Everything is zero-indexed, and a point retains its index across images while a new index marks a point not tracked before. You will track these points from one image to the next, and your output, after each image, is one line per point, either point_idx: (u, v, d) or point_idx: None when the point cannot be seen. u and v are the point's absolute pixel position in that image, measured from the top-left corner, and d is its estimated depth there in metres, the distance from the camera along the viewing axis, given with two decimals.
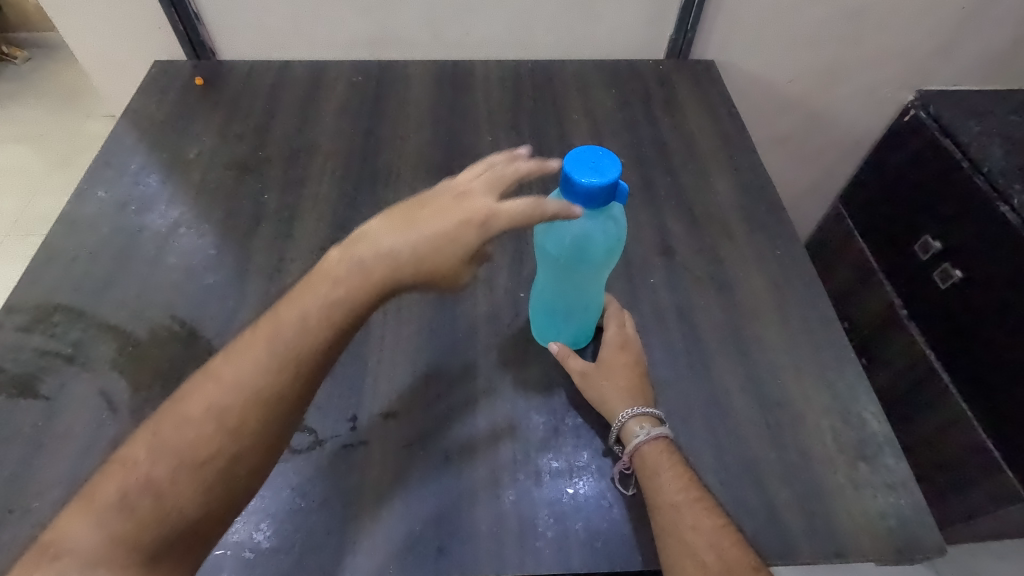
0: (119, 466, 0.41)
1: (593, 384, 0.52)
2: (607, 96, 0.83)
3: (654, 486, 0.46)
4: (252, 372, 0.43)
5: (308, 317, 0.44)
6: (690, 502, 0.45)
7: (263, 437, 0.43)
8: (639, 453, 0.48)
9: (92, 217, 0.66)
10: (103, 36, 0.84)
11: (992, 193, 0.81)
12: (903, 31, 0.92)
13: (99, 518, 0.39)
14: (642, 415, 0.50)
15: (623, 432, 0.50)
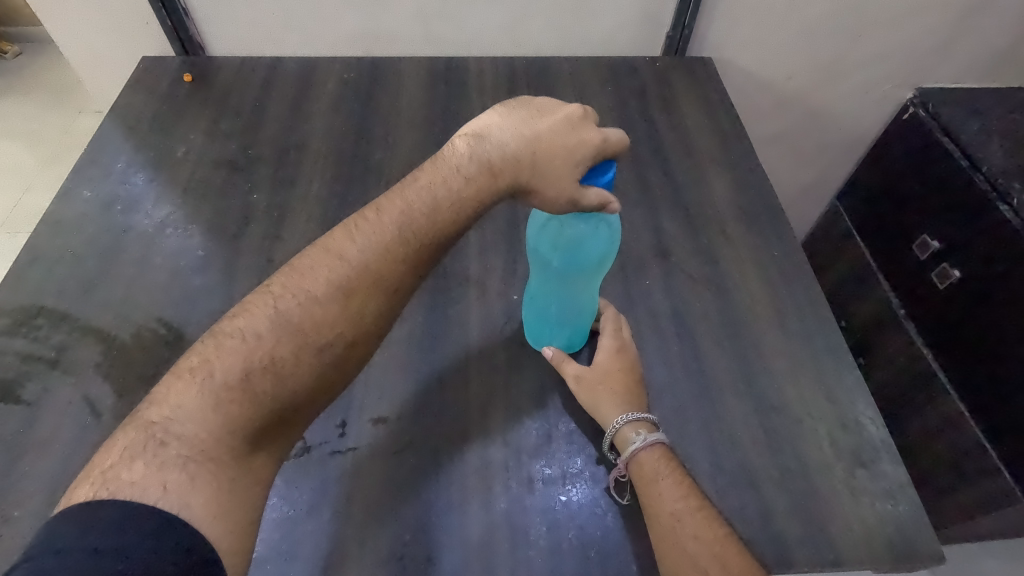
0: (233, 340, 0.40)
1: (587, 389, 0.51)
2: (603, 94, 0.82)
3: (652, 495, 0.45)
4: (375, 263, 0.43)
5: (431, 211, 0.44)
6: (690, 511, 0.44)
7: (375, 328, 0.44)
8: (635, 461, 0.47)
9: (77, 217, 0.65)
10: (90, 32, 0.83)
11: (991, 193, 0.80)
12: (902, 27, 0.90)
13: (216, 398, 0.38)
14: (637, 421, 0.49)
15: (619, 439, 0.49)
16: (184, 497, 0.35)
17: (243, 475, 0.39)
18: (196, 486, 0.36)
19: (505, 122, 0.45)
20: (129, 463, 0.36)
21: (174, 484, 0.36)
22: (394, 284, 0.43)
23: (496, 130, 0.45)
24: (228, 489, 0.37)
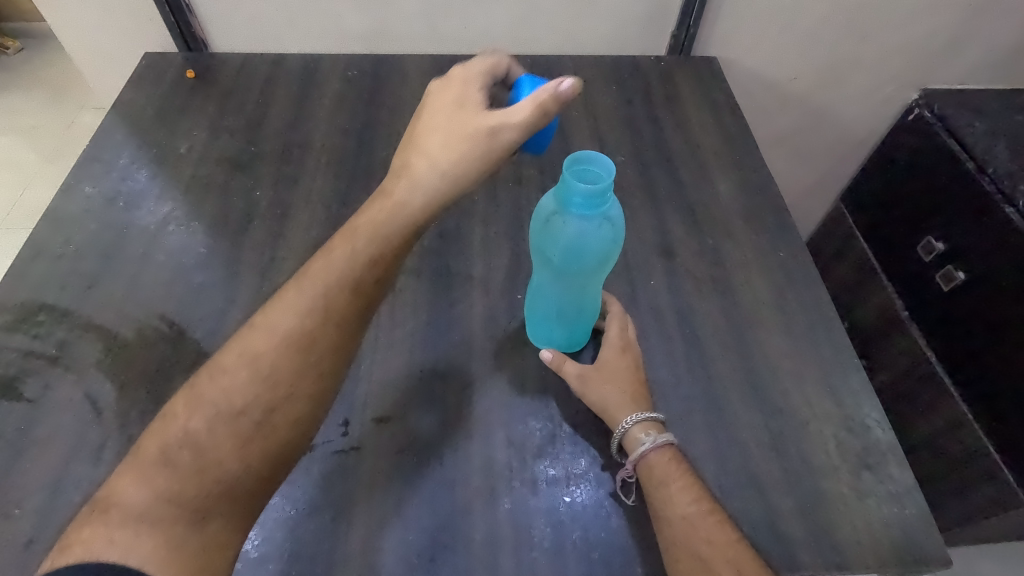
0: (158, 423, 0.44)
1: (594, 387, 0.51)
2: (608, 93, 0.81)
3: (664, 498, 0.45)
4: (281, 325, 0.46)
5: (348, 268, 0.46)
6: (702, 515, 0.44)
7: (295, 389, 0.45)
8: (645, 463, 0.47)
9: (78, 214, 0.65)
10: (93, 27, 0.82)
11: (996, 195, 0.80)
12: (908, 28, 0.90)
13: (145, 472, 0.42)
14: (647, 422, 0.48)
15: (628, 439, 0.48)
16: (125, 552, 0.39)
17: (189, 536, 0.41)
18: (138, 542, 0.40)
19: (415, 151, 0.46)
20: (81, 532, 0.40)
21: (119, 540, 0.40)
22: (315, 340, 0.46)
23: (408, 183, 0.46)
24: (171, 547, 0.40)
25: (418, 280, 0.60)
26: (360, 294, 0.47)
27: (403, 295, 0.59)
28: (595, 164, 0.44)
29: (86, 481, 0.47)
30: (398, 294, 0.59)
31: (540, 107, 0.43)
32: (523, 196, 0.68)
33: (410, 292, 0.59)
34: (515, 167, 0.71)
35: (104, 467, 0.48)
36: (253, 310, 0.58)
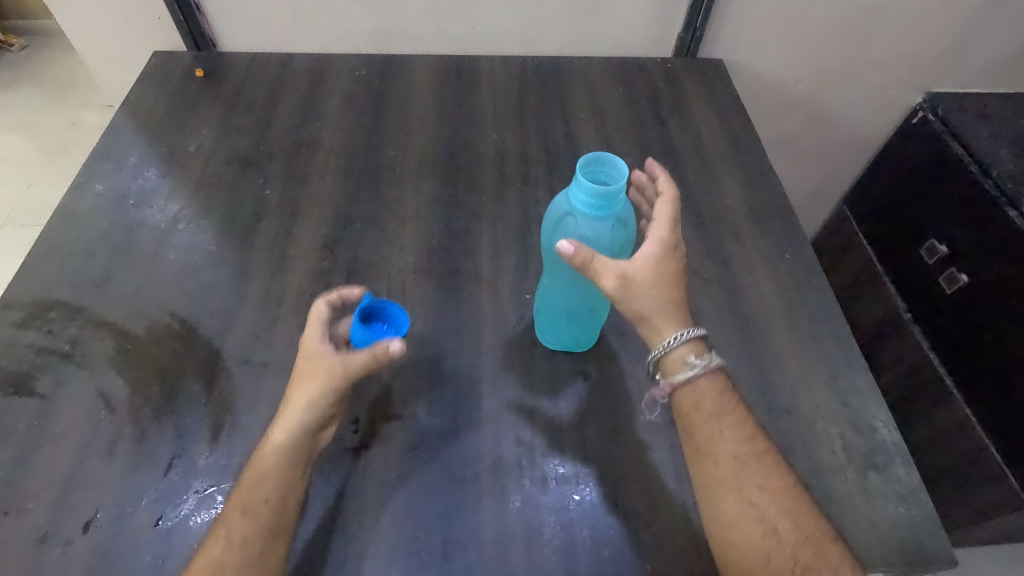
0: None
1: (638, 293, 0.45)
2: (615, 94, 0.82)
3: (717, 436, 0.45)
4: (235, 506, 0.43)
5: (267, 490, 0.43)
6: (754, 457, 0.45)
7: (256, 535, 0.42)
8: (692, 388, 0.46)
9: (89, 211, 0.65)
10: (102, 26, 0.83)
11: (999, 198, 0.81)
12: (913, 31, 0.90)
13: None
14: (695, 341, 0.46)
15: (671, 358, 0.46)
16: None
17: None
18: None
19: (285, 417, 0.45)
20: None
21: None
22: (247, 513, 0.42)
23: (287, 415, 0.45)
24: None
25: (427, 280, 0.61)
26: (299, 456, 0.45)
27: (412, 294, 0.59)
28: (606, 168, 0.45)
29: (99, 476, 0.47)
30: (407, 293, 0.60)
31: (378, 359, 0.45)
32: (531, 197, 0.69)
33: (419, 291, 0.60)
34: (523, 168, 0.72)
35: (117, 463, 0.48)
36: (263, 309, 0.58)
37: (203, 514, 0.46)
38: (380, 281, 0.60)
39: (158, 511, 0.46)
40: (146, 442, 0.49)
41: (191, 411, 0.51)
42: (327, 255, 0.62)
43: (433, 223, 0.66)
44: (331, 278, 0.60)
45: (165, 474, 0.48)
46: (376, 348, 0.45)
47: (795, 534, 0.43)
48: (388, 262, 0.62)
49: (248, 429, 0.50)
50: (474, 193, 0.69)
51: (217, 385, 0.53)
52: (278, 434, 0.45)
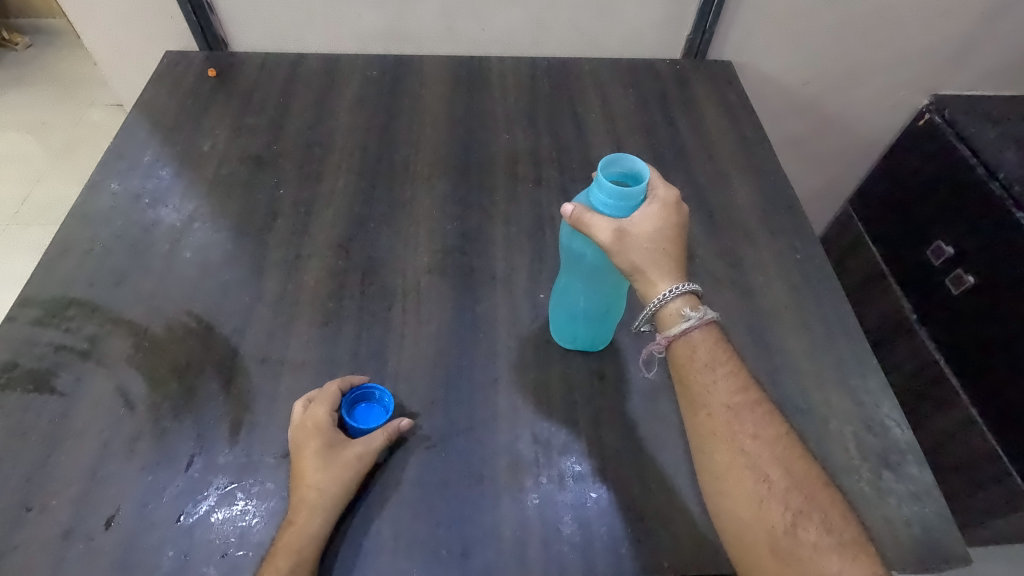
0: None
1: (633, 244, 0.44)
2: (625, 96, 0.82)
3: (710, 385, 0.45)
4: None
5: (307, 543, 0.43)
6: (747, 408, 0.45)
7: None
8: (686, 340, 0.46)
9: (104, 210, 0.65)
10: (115, 26, 0.83)
11: (1006, 200, 0.81)
12: (920, 34, 0.91)
13: None
14: (689, 295, 0.45)
15: (667, 312, 0.45)
16: None
17: None
18: None
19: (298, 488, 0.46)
20: None
21: None
22: None
23: (313, 481, 0.46)
24: None
25: (442, 279, 0.61)
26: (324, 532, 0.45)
27: (427, 294, 0.60)
28: (626, 170, 0.46)
29: (120, 473, 0.48)
30: (422, 292, 0.60)
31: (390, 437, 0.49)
32: (544, 198, 0.69)
33: (433, 290, 0.60)
34: (535, 168, 0.72)
35: (138, 460, 0.48)
36: (280, 307, 0.58)
37: (224, 510, 0.47)
38: (396, 280, 0.61)
39: (179, 507, 0.46)
40: (166, 438, 0.50)
41: (210, 408, 0.51)
42: (342, 254, 0.63)
43: (447, 223, 0.66)
44: (346, 277, 0.61)
45: (185, 471, 0.48)
46: (390, 427, 0.49)
47: (786, 481, 0.43)
48: (402, 262, 0.62)
49: (267, 427, 0.51)
50: (487, 194, 0.69)
51: (235, 383, 0.53)
52: (310, 489, 0.45)
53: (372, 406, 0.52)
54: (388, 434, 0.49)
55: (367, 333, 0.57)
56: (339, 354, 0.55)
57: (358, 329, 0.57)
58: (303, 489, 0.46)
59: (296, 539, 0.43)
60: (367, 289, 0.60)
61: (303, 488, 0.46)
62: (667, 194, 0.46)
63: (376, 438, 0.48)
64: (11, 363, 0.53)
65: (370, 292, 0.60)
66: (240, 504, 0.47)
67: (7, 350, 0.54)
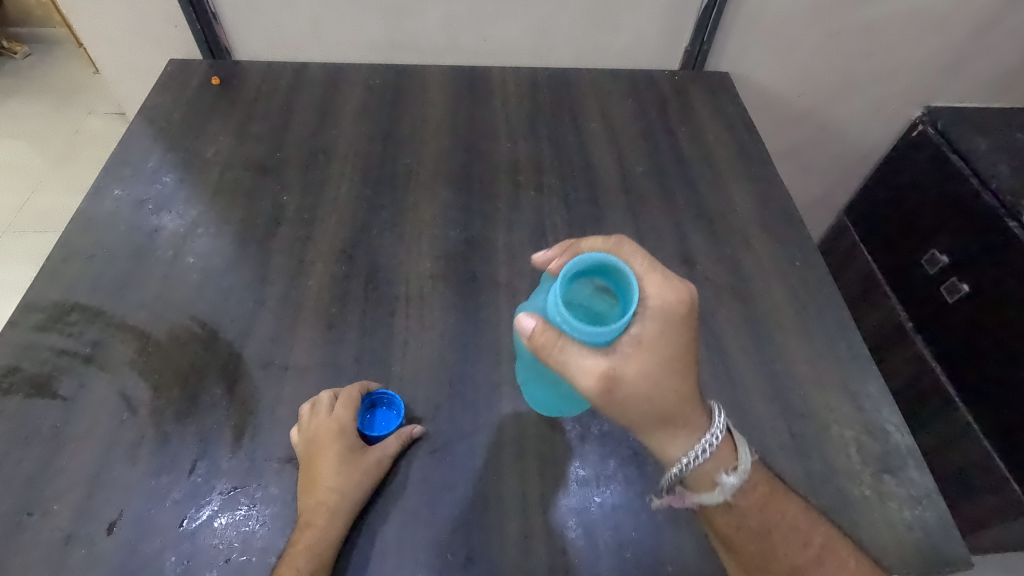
0: None
1: (628, 391, 0.39)
2: (624, 105, 0.83)
3: (767, 549, 0.42)
4: None
5: (324, 546, 0.44)
6: (817, 562, 0.42)
7: None
8: (731, 507, 0.43)
9: (108, 216, 0.65)
10: (119, 34, 0.84)
11: (999, 209, 0.82)
12: (913, 47, 0.93)
13: None
14: (717, 457, 0.43)
15: (698, 480, 0.43)
16: None
17: None
18: None
19: (311, 487, 0.46)
20: None
21: None
22: None
23: (329, 482, 0.46)
24: None
25: (445, 285, 0.61)
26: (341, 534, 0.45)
27: (431, 300, 0.60)
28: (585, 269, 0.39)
29: (123, 478, 0.47)
30: (425, 298, 0.60)
31: (404, 442, 0.50)
32: (545, 205, 0.70)
33: (436, 296, 0.60)
34: (536, 177, 0.73)
35: (140, 465, 0.48)
36: (283, 313, 0.58)
37: (226, 515, 0.46)
38: (399, 285, 0.61)
39: (181, 513, 0.46)
40: (169, 444, 0.49)
41: (213, 413, 0.51)
42: (345, 260, 0.63)
43: (449, 230, 0.66)
44: (349, 283, 0.61)
45: (188, 476, 0.48)
46: (403, 431, 0.50)
47: None
48: (406, 268, 0.63)
49: (270, 432, 0.51)
50: (489, 201, 0.70)
51: (239, 388, 0.53)
52: (327, 493, 0.46)
53: (385, 413, 0.52)
54: (402, 438, 0.50)
55: (370, 338, 0.57)
56: (343, 359, 0.55)
57: (362, 334, 0.57)
58: (317, 492, 0.46)
59: (315, 540, 0.44)
60: (371, 294, 0.60)
61: (320, 490, 0.46)
62: (668, 305, 0.39)
63: (390, 442, 0.49)
64: (13, 368, 0.53)
65: (373, 298, 0.60)
66: (243, 510, 0.47)
67: (9, 355, 0.54)
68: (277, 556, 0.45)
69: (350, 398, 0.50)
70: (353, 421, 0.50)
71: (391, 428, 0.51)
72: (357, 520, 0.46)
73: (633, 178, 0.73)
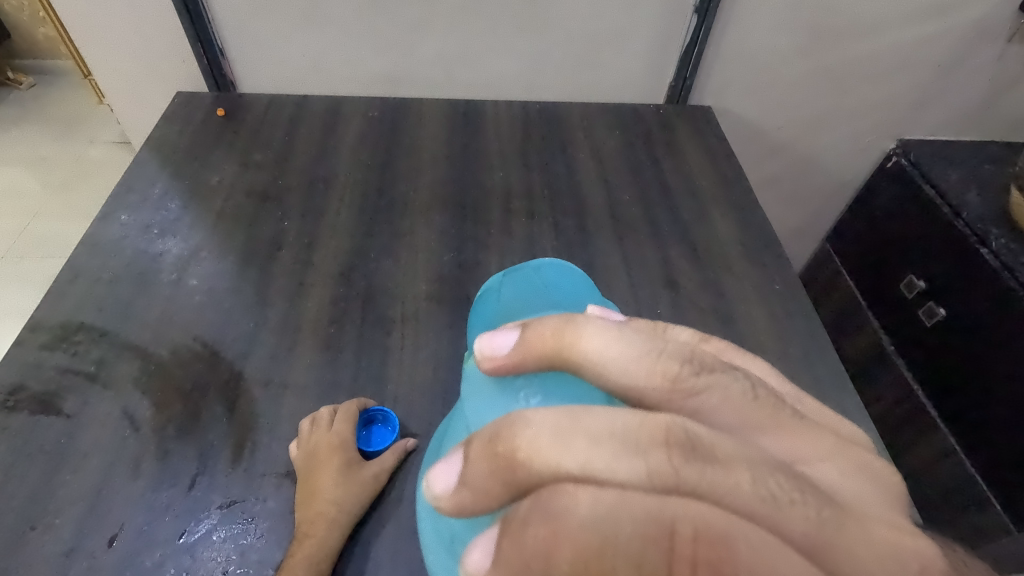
0: None
1: None
2: (612, 137, 0.87)
3: None
4: None
5: (321, 556, 0.45)
6: None
7: None
8: None
9: (114, 240, 0.68)
10: (129, 67, 0.88)
11: (970, 236, 0.86)
12: (884, 83, 0.98)
13: None
14: None
15: None
16: None
17: None
18: None
19: (310, 499, 0.48)
20: None
21: None
22: None
23: (327, 494, 0.48)
24: None
25: (439, 306, 0.64)
26: (339, 545, 0.46)
27: (426, 320, 0.62)
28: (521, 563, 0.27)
29: (125, 492, 0.49)
30: (420, 319, 0.63)
31: (399, 457, 0.52)
32: (535, 231, 0.73)
33: (431, 317, 0.63)
34: (527, 204, 0.76)
35: (141, 479, 0.49)
36: (283, 333, 0.60)
37: (224, 529, 0.47)
38: (395, 307, 0.63)
39: (181, 526, 0.47)
40: (170, 460, 0.51)
41: (214, 430, 0.53)
42: (343, 283, 0.65)
43: (444, 254, 0.69)
44: (348, 304, 0.63)
45: (188, 491, 0.49)
46: (398, 445, 0.52)
47: None
48: (402, 291, 0.65)
49: (269, 448, 0.52)
50: (482, 227, 0.73)
51: (240, 406, 0.55)
52: (326, 504, 0.47)
53: (380, 429, 0.55)
54: (398, 453, 0.52)
55: (367, 357, 0.59)
56: (340, 378, 0.57)
57: (359, 354, 0.59)
58: (316, 503, 0.48)
59: (314, 550, 0.45)
60: (368, 315, 0.63)
61: (319, 502, 0.48)
62: None
63: (387, 457, 0.51)
64: (19, 387, 0.54)
65: (370, 319, 0.62)
66: (241, 524, 0.48)
67: (15, 374, 0.55)
68: (274, 568, 0.46)
69: (349, 413, 0.53)
70: (352, 436, 0.52)
71: (385, 443, 0.53)
72: (354, 535, 0.48)
73: (620, 205, 0.77)
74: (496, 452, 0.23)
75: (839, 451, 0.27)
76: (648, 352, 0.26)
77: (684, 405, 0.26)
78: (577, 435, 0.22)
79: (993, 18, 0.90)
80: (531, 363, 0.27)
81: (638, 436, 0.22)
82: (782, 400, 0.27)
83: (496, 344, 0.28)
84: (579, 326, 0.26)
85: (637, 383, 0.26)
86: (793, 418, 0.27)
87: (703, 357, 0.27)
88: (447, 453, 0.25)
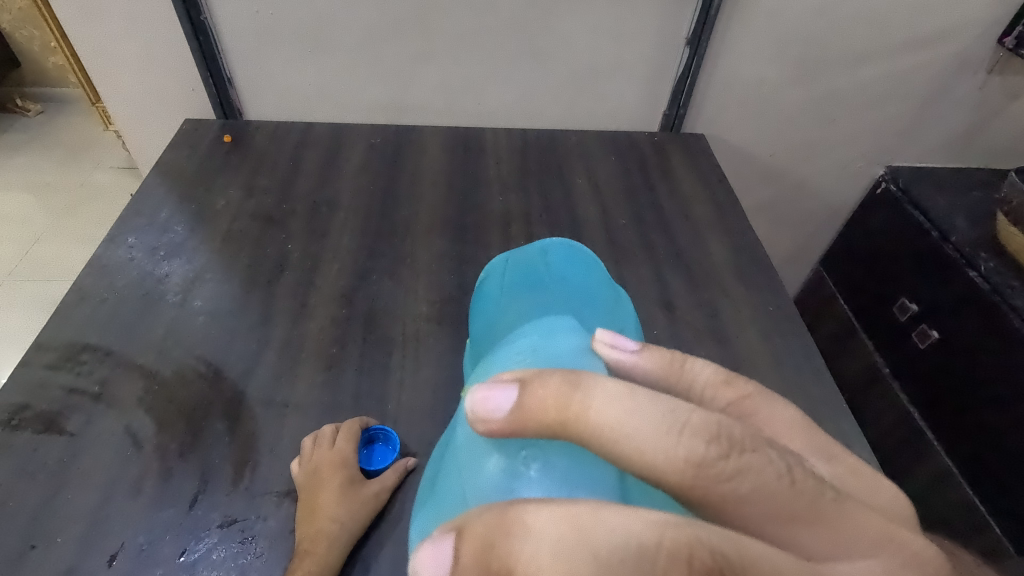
0: None
1: None
2: (609, 163, 0.90)
3: None
4: None
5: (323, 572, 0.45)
6: None
7: None
8: None
9: (120, 262, 0.69)
10: (138, 95, 0.90)
11: (960, 260, 0.88)
12: (871, 113, 1.01)
13: None
14: None
15: None
16: None
17: None
18: None
19: (310, 520, 0.48)
20: None
21: None
22: None
23: (328, 514, 0.48)
24: None
25: (440, 327, 0.65)
26: (339, 563, 0.47)
27: (426, 341, 0.64)
28: None
29: (126, 511, 0.49)
30: (421, 340, 0.64)
31: (399, 475, 0.53)
32: None
33: (432, 338, 0.64)
34: (526, 227, 0.78)
35: (143, 498, 0.50)
36: (285, 354, 0.61)
37: (224, 547, 0.48)
38: (396, 329, 0.65)
39: (182, 544, 0.48)
40: (171, 478, 0.51)
41: (215, 448, 0.53)
42: (345, 304, 0.67)
43: (445, 277, 0.71)
44: (350, 325, 0.64)
45: (189, 509, 0.49)
46: (398, 463, 0.53)
47: None
48: (403, 312, 0.66)
49: (270, 466, 0.53)
50: (482, 250, 0.74)
51: (242, 424, 0.55)
52: (327, 522, 0.48)
53: (382, 448, 0.56)
54: (399, 471, 0.53)
55: (368, 377, 0.60)
56: (341, 397, 0.58)
57: (360, 374, 0.60)
58: (317, 521, 0.48)
59: (315, 568, 0.45)
60: (369, 336, 0.64)
61: (321, 520, 0.48)
62: None
63: (388, 476, 0.52)
64: (23, 405, 0.55)
65: (372, 340, 0.63)
66: (241, 542, 0.48)
67: (20, 393, 0.56)
68: None
69: (351, 432, 0.54)
70: (355, 454, 0.53)
71: (384, 464, 0.54)
72: (355, 555, 0.48)
73: (616, 229, 0.79)
74: (491, 565, 0.21)
75: (875, 533, 0.25)
76: (667, 428, 0.23)
77: (714, 491, 0.23)
78: (583, 556, 0.20)
79: (972, 50, 0.93)
80: (531, 430, 0.25)
81: (653, 559, 0.20)
82: (821, 483, 0.25)
83: (492, 403, 0.26)
84: (585, 393, 0.25)
85: (655, 466, 0.23)
86: (835, 505, 0.25)
87: (733, 434, 0.24)
88: (436, 534, 0.23)
